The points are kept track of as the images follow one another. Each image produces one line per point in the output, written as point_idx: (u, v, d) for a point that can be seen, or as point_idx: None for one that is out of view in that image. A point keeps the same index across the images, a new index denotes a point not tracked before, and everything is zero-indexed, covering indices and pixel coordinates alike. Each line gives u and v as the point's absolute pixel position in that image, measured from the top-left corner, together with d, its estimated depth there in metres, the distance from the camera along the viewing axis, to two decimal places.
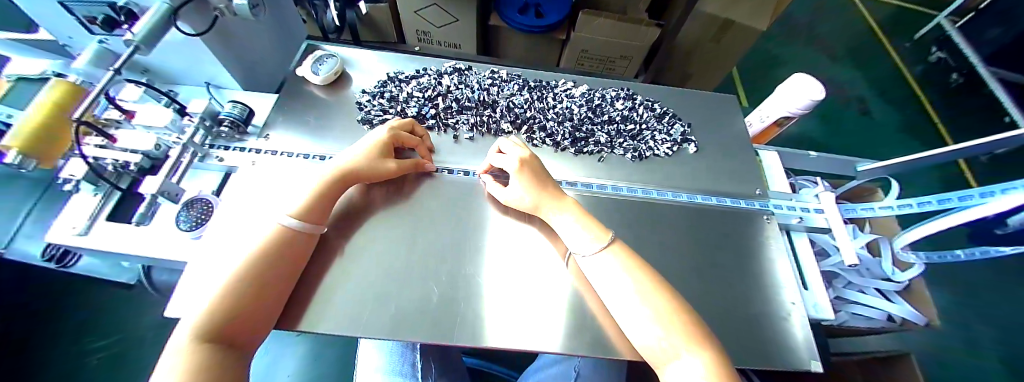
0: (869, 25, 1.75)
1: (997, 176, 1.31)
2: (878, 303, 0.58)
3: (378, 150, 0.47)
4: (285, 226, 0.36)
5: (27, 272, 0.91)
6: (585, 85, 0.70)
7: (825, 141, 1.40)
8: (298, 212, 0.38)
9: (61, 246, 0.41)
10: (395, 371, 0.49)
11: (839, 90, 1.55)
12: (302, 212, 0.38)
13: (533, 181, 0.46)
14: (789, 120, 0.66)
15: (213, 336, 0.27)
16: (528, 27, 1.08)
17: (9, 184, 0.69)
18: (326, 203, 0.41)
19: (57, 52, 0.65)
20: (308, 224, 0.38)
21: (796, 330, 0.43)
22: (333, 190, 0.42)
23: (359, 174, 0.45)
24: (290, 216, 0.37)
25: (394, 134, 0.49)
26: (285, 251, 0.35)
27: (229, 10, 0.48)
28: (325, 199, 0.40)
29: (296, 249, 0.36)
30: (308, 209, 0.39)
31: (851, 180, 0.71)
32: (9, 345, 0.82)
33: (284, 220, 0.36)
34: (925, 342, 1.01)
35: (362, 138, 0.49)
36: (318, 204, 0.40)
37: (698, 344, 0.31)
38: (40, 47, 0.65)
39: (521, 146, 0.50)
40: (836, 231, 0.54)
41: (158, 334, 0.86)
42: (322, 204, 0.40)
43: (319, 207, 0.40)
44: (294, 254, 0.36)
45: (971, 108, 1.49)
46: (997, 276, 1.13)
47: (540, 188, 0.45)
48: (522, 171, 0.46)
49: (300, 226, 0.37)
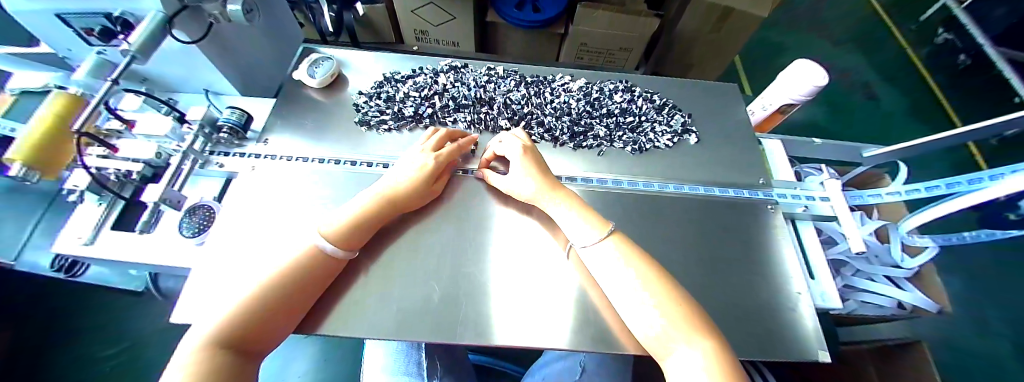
0: (873, 7, 1.72)
1: (1009, 158, 1.28)
2: (887, 290, 0.57)
3: (422, 180, 0.46)
4: (319, 248, 0.36)
5: (39, 282, 0.93)
6: (583, 79, 0.69)
7: (830, 128, 1.37)
8: (335, 237, 0.37)
9: (67, 256, 0.42)
10: (401, 371, 0.49)
11: (844, 75, 1.52)
12: (337, 234, 0.37)
13: (535, 165, 0.47)
14: (792, 107, 0.65)
15: (231, 343, 0.27)
16: (525, 22, 1.07)
17: (19, 196, 0.70)
18: (365, 230, 0.40)
19: (58, 64, 0.66)
20: (344, 252, 0.38)
21: (805, 321, 0.43)
22: (372, 219, 0.41)
23: (397, 202, 0.44)
24: (327, 240, 0.37)
25: (440, 160, 0.48)
26: (315, 269, 0.35)
27: (224, 16, 0.49)
28: (364, 225, 0.40)
29: (325, 272, 0.36)
30: (344, 232, 0.38)
31: (857, 166, 0.70)
32: (25, 354, 0.84)
33: (319, 242, 0.36)
34: (938, 330, 1.00)
35: (405, 161, 0.48)
36: (355, 230, 0.39)
37: (699, 334, 0.30)
38: (42, 60, 0.65)
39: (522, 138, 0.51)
40: (843, 218, 0.53)
41: (169, 340, 0.88)
42: (360, 231, 0.39)
43: (357, 235, 0.39)
44: (324, 271, 0.36)
45: (980, 89, 1.46)
46: (1012, 261, 1.10)
47: (544, 177, 0.46)
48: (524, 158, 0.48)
49: (335, 253, 0.37)
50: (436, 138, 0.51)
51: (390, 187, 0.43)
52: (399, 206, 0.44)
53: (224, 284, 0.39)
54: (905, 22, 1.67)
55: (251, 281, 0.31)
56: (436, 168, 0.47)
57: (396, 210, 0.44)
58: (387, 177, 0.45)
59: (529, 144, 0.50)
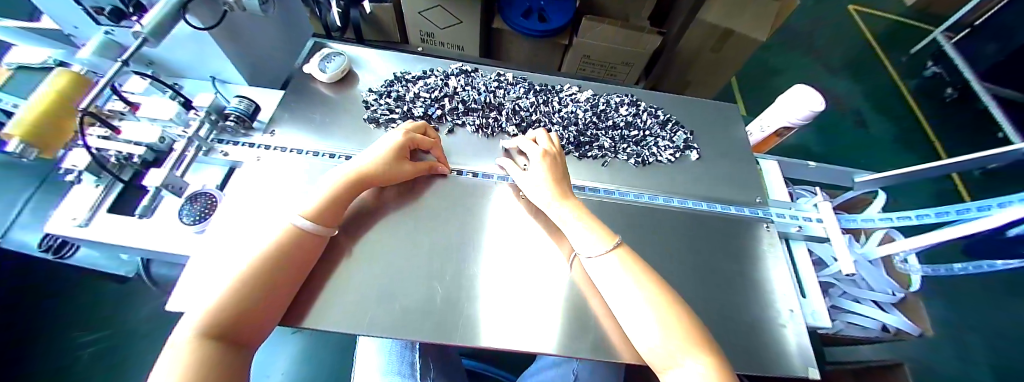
0: (867, 38, 1.78)
1: (988, 190, 1.34)
2: (872, 312, 0.58)
3: (392, 155, 0.46)
4: (296, 227, 0.36)
5: (16, 263, 0.89)
6: (589, 91, 0.71)
7: (821, 152, 1.42)
8: (312, 215, 0.37)
9: (60, 236, 0.41)
10: (394, 371, 0.48)
11: (836, 102, 1.57)
12: (315, 213, 0.37)
13: (553, 168, 0.47)
14: (789, 130, 0.67)
15: (218, 332, 0.26)
16: (532, 31, 1.08)
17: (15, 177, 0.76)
18: (338, 207, 0.40)
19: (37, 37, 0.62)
20: (319, 225, 0.37)
21: (790, 337, 0.44)
22: (345, 196, 0.41)
23: (368, 179, 0.44)
24: (302, 217, 0.36)
25: (409, 138, 0.48)
26: (297, 249, 0.35)
27: (239, 6, 0.48)
28: (336, 201, 0.40)
29: (305, 250, 0.36)
30: (320, 210, 0.38)
31: (847, 191, 0.72)
32: (10, 349, 0.80)
33: (295, 221, 0.36)
34: (920, 354, 1.02)
35: (377, 142, 0.48)
36: (331, 206, 0.39)
37: (699, 348, 0.31)
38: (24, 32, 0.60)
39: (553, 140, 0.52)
40: (834, 240, 0.54)
41: (153, 328, 0.85)
42: (335, 207, 0.40)
43: (331, 207, 0.39)
44: (304, 251, 0.36)
45: (960, 123, 1.53)
46: (990, 288, 1.14)
47: (558, 182, 0.46)
48: (545, 159, 0.48)
49: (311, 226, 0.36)
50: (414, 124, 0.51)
51: (358, 165, 0.43)
52: (367, 184, 0.44)
53: (221, 273, 0.38)
54: (897, 53, 1.73)
55: (236, 266, 0.31)
56: (404, 145, 0.47)
57: (365, 185, 0.43)
58: (355, 158, 0.44)
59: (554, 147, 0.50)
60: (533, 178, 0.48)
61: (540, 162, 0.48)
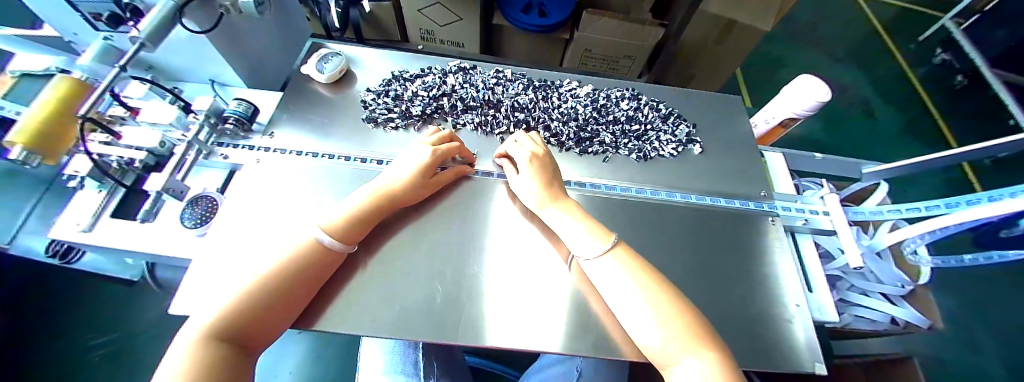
0: (873, 25, 1.75)
1: (1000, 178, 1.31)
2: (881, 305, 0.57)
3: (420, 175, 0.45)
4: (318, 241, 0.36)
5: (27, 267, 0.91)
6: (590, 85, 0.70)
7: (827, 143, 1.40)
8: (334, 230, 0.37)
9: (64, 242, 0.41)
10: (397, 370, 0.49)
11: (842, 91, 1.54)
12: (339, 231, 0.37)
13: (542, 172, 0.47)
14: (794, 122, 0.66)
15: (227, 336, 0.26)
16: (532, 26, 1.07)
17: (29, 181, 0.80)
18: (362, 226, 0.40)
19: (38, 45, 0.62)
20: (342, 244, 0.37)
21: (798, 332, 0.43)
22: (372, 214, 0.41)
23: (394, 198, 0.44)
24: (325, 232, 0.36)
25: (436, 155, 0.47)
26: (317, 265, 0.35)
27: (235, 8, 0.48)
28: (363, 220, 0.40)
29: (323, 264, 0.36)
30: (344, 227, 0.38)
31: (854, 183, 0.70)
32: (19, 354, 0.81)
33: (318, 235, 0.36)
34: (930, 347, 1.01)
35: (405, 158, 0.47)
36: (354, 225, 0.39)
37: (702, 346, 0.30)
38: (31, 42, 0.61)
39: (537, 142, 0.51)
40: (841, 233, 0.53)
41: (162, 330, 0.86)
42: (360, 225, 0.39)
43: (357, 228, 0.39)
44: (322, 265, 0.36)
45: (971, 111, 1.50)
46: (1001, 279, 1.12)
47: (548, 185, 0.46)
48: (533, 163, 0.47)
49: (334, 245, 0.36)
50: (438, 136, 0.50)
51: (386, 184, 0.43)
52: (391, 204, 0.43)
53: (222, 276, 0.38)
54: (905, 40, 1.70)
55: (244, 276, 0.31)
56: (431, 162, 0.47)
57: (391, 204, 0.43)
58: (384, 174, 0.45)
59: (543, 148, 0.50)
60: (523, 184, 0.47)
61: (527, 167, 0.47)
